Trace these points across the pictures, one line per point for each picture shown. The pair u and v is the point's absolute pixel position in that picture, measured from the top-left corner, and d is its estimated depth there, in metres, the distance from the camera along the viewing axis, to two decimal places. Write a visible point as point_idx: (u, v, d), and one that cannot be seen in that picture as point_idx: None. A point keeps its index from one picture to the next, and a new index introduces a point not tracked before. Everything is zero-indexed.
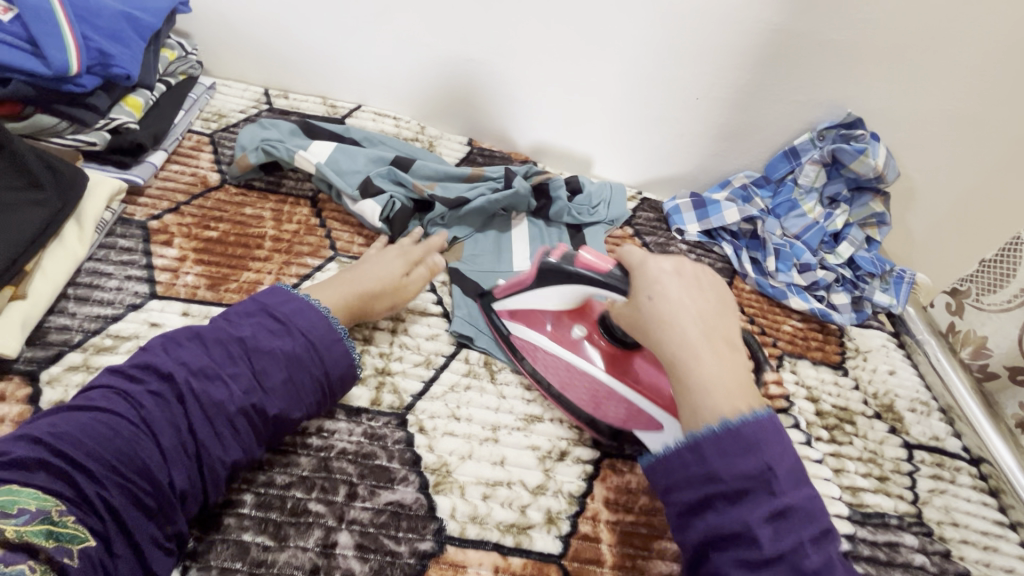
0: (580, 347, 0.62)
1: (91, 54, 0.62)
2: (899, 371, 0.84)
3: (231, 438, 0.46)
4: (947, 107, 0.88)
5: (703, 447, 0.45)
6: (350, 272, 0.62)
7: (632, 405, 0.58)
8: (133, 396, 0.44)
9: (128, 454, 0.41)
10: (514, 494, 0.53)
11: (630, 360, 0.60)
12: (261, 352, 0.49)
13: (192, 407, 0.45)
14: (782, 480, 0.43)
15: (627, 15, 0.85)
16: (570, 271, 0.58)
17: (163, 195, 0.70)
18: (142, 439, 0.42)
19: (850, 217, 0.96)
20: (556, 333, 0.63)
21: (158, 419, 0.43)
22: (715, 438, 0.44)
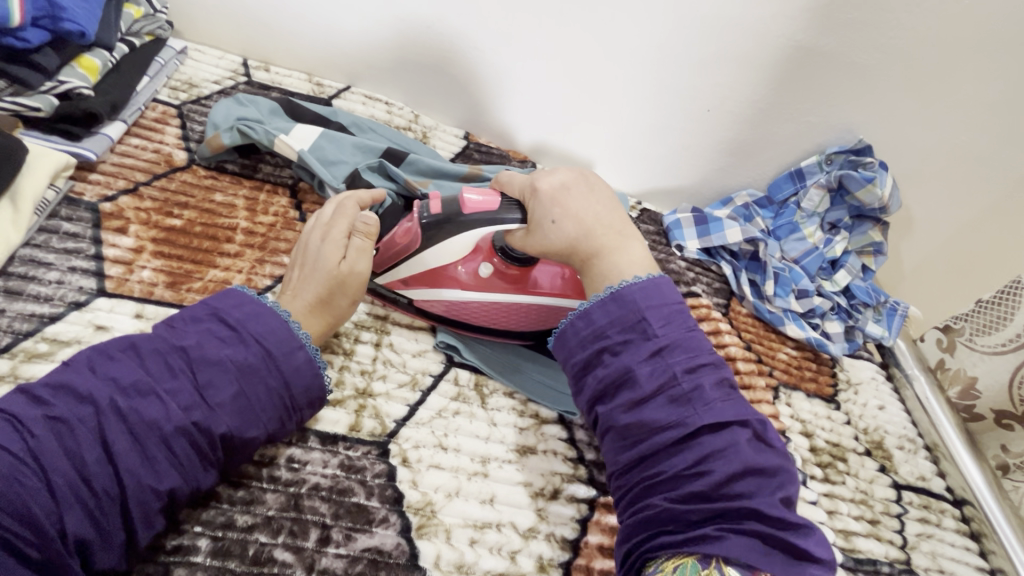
0: (489, 284, 0.59)
1: (38, 4, 0.53)
2: (889, 407, 0.83)
3: (168, 463, 0.39)
4: (955, 142, 0.86)
5: (604, 325, 0.49)
6: (295, 275, 0.53)
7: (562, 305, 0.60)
8: (24, 424, 0.36)
9: (7, 497, 0.33)
10: (503, 538, 0.49)
11: (525, 274, 0.60)
12: (206, 363, 0.42)
13: (115, 429, 0.37)
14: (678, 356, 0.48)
15: (643, 14, 0.79)
16: (461, 215, 0.56)
17: (120, 172, 0.62)
18: (28, 478, 0.34)
19: (849, 244, 0.94)
20: (461, 277, 0.59)
21: (53, 452, 0.35)
22: (602, 305, 0.50)
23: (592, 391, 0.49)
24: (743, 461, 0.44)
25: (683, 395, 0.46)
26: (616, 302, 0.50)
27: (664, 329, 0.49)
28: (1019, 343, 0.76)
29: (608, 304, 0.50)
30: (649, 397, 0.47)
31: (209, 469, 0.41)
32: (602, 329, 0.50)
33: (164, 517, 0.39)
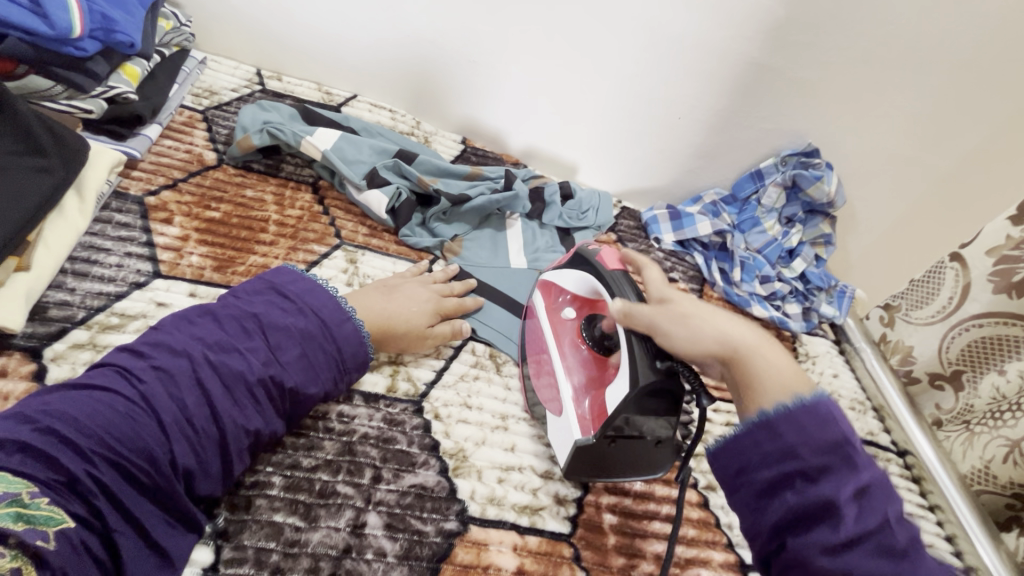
0: (565, 328, 0.62)
1: (94, 17, 0.59)
2: (841, 374, 0.95)
3: (253, 408, 0.45)
4: (888, 147, 0.99)
5: (796, 442, 0.40)
6: (391, 293, 0.61)
7: (590, 395, 0.56)
8: (133, 373, 0.42)
9: (127, 430, 0.39)
10: (525, 478, 0.56)
11: (606, 367, 0.58)
12: (276, 327, 0.49)
13: (209, 378, 0.44)
14: (813, 424, 0.41)
15: (622, 34, 0.90)
16: (591, 263, 0.60)
17: (159, 170, 0.67)
18: (141, 416, 0.40)
19: (804, 236, 1.06)
20: (555, 313, 0.64)
21: (159, 395, 0.42)
22: (791, 416, 0.41)
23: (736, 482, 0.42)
24: None
25: (891, 544, 0.36)
26: (740, 353, 0.47)
27: (800, 399, 0.42)
28: (944, 314, 0.89)
29: (722, 361, 0.46)
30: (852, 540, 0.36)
31: (280, 417, 0.48)
32: (735, 379, 0.45)
33: (248, 457, 0.45)
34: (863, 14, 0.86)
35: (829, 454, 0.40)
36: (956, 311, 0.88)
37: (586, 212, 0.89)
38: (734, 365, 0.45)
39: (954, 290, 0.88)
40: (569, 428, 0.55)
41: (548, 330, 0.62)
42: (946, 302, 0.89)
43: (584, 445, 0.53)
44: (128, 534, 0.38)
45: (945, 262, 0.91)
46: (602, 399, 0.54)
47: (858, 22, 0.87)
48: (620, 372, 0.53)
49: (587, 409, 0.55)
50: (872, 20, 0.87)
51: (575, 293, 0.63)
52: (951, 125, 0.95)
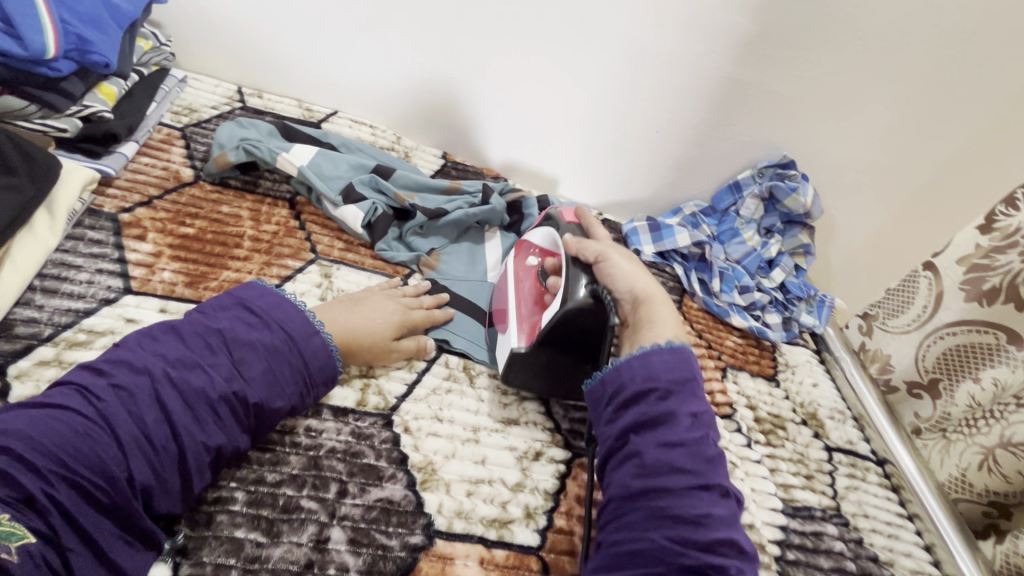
0: (526, 276, 0.70)
1: (69, 38, 0.60)
2: (821, 384, 0.95)
3: (214, 424, 0.46)
4: (862, 157, 1.01)
5: (658, 370, 0.54)
6: (355, 306, 0.61)
7: (532, 316, 0.65)
8: (91, 391, 0.42)
9: (83, 449, 0.39)
10: (494, 491, 0.56)
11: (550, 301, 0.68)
12: (240, 343, 0.49)
13: (170, 395, 0.44)
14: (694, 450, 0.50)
15: (598, 51, 0.92)
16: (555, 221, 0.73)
17: (134, 187, 0.68)
18: (98, 434, 0.41)
19: (782, 246, 1.07)
20: (521, 263, 0.72)
21: (118, 413, 0.42)
22: (661, 354, 0.55)
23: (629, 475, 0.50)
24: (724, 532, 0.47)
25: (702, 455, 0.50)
26: (670, 354, 0.55)
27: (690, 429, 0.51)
28: (919, 322, 0.90)
29: (634, 363, 0.55)
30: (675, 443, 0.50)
31: (244, 432, 0.48)
32: (648, 376, 0.54)
33: (210, 473, 0.45)
34: (832, 30, 0.88)
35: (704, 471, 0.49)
36: (931, 319, 0.89)
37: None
38: (651, 371, 0.54)
39: (928, 298, 0.89)
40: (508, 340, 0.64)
41: (512, 277, 0.71)
42: (921, 311, 0.90)
43: (515, 352, 0.62)
44: (82, 553, 0.38)
45: (918, 271, 0.91)
46: (538, 319, 0.64)
47: (826, 37, 0.89)
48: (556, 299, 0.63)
49: (526, 327, 0.64)
50: (839, 35, 0.89)
51: (541, 246, 0.73)
52: (922, 136, 0.97)
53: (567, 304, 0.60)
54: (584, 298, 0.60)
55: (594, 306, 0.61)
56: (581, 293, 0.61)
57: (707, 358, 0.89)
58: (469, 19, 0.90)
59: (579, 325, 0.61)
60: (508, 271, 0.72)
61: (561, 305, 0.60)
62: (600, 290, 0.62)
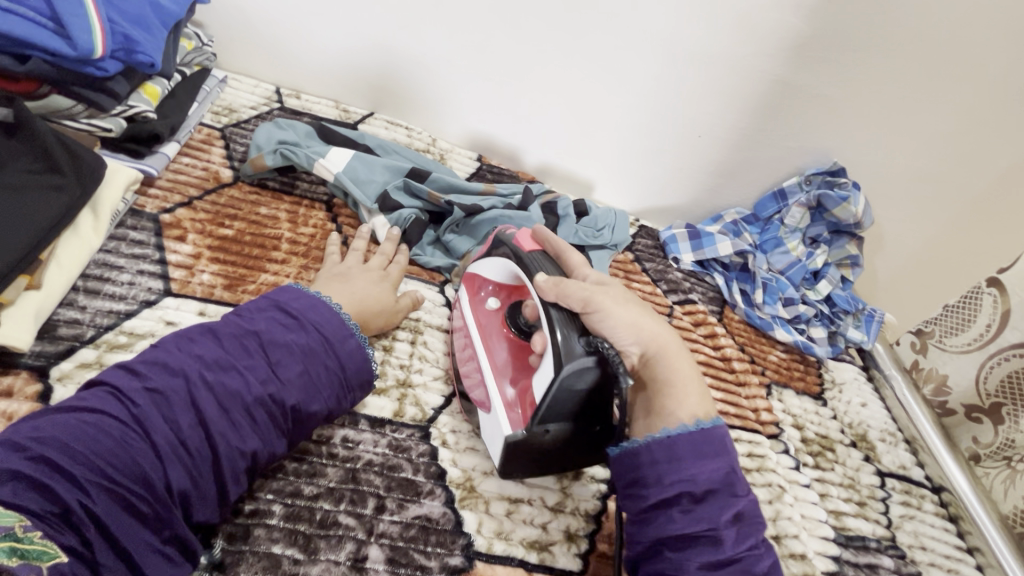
0: (490, 318, 0.61)
1: (116, 38, 0.60)
2: (870, 404, 0.90)
3: (249, 428, 0.44)
4: (917, 166, 0.96)
5: (693, 470, 0.47)
6: (347, 280, 0.61)
7: (515, 383, 0.55)
8: (127, 395, 0.41)
9: (119, 455, 0.38)
10: (535, 511, 0.54)
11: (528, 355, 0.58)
12: (276, 345, 0.48)
13: (205, 398, 0.43)
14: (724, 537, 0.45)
15: (640, 50, 0.89)
16: (512, 250, 0.58)
17: (175, 188, 0.68)
18: (134, 439, 0.40)
19: (828, 257, 1.02)
20: (476, 305, 0.63)
21: (154, 417, 0.41)
22: (688, 438, 0.48)
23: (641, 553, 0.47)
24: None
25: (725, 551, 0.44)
26: (701, 440, 0.48)
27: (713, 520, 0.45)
28: (981, 342, 0.85)
29: (659, 451, 0.48)
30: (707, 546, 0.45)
31: (280, 437, 0.47)
32: (673, 465, 0.47)
33: (244, 481, 0.44)
34: (892, 29, 0.83)
35: (726, 549, 0.44)
36: (994, 339, 0.83)
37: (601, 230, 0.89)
38: (678, 464, 0.47)
39: (992, 317, 0.84)
40: (498, 424, 0.52)
41: (478, 334, 0.59)
42: (983, 330, 0.85)
43: (514, 439, 0.50)
44: (115, 566, 0.37)
45: (981, 287, 0.86)
46: (530, 392, 0.52)
47: (886, 40, 0.84)
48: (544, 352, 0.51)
49: (517, 408, 0.52)
50: (901, 37, 0.84)
51: (497, 282, 0.63)
52: (985, 144, 0.92)
53: (563, 365, 0.48)
54: (583, 355, 0.48)
55: (596, 367, 0.49)
56: (579, 349, 0.49)
57: (750, 374, 0.85)
58: (509, 20, 0.88)
59: (584, 389, 0.48)
60: (478, 341, 0.59)
61: (555, 367, 0.48)
62: (597, 341, 0.50)
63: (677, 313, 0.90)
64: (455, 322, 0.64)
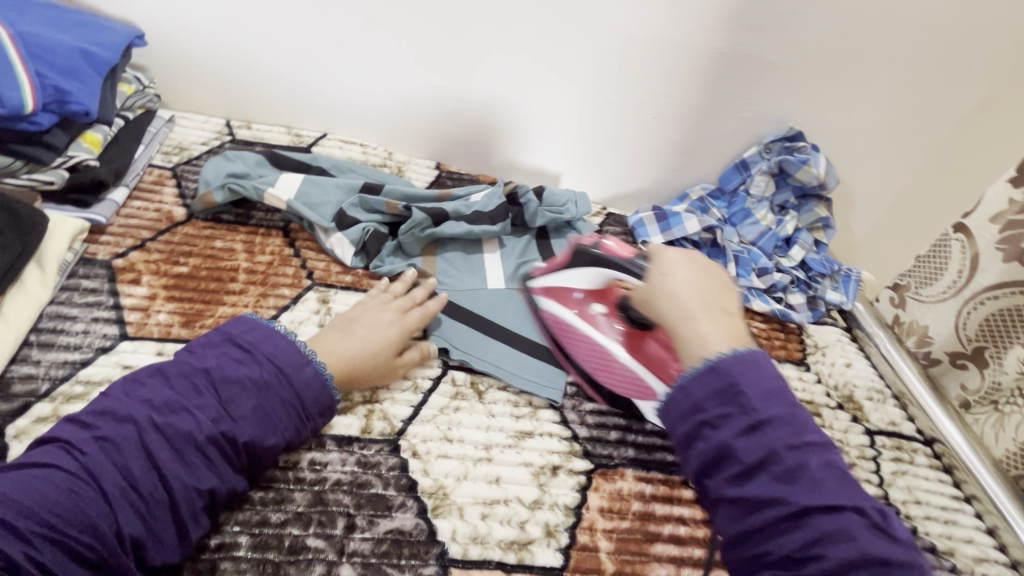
0: (599, 322, 0.69)
1: (48, 91, 0.61)
2: (855, 363, 0.90)
3: (205, 466, 0.45)
4: (873, 120, 0.96)
5: (702, 398, 0.47)
6: (347, 330, 0.59)
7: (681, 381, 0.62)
8: (76, 446, 0.42)
9: (68, 507, 0.39)
10: (512, 511, 0.54)
11: (645, 339, 0.67)
12: (227, 380, 0.48)
13: (156, 442, 0.43)
14: (783, 426, 0.45)
15: (586, 39, 0.89)
16: (597, 256, 0.67)
17: (127, 232, 0.68)
18: (82, 489, 0.40)
19: (799, 222, 1.02)
20: (579, 310, 0.70)
21: (102, 466, 0.41)
22: (698, 377, 0.48)
23: (698, 464, 0.46)
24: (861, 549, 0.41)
25: (788, 472, 0.43)
26: (711, 376, 0.47)
27: (763, 402, 0.46)
28: (955, 289, 0.84)
29: (675, 397, 0.49)
30: (751, 471, 0.44)
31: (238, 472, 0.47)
32: (690, 407, 0.47)
33: (203, 523, 0.44)
34: None
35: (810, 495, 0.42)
36: (967, 285, 0.82)
37: (566, 205, 0.86)
38: (693, 401, 0.47)
39: (962, 263, 0.83)
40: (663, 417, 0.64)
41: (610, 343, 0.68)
42: (955, 277, 0.84)
43: None
44: None
45: (949, 234, 0.85)
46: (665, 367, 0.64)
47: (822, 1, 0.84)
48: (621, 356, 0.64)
49: None
50: None
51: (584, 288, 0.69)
52: (939, 90, 0.91)
53: None
54: None
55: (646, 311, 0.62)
56: None
57: None
58: (449, 26, 0.88)
59: None
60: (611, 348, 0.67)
61: None
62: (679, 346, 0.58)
63: None
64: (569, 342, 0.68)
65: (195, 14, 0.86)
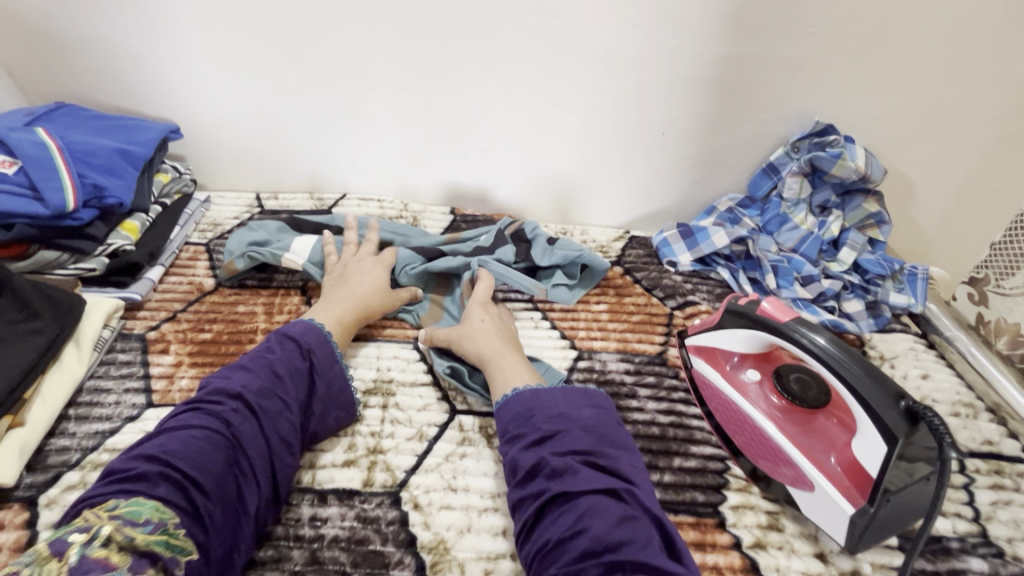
0: (752, 390, 0.63)
1: (87, 189, 0.69)
2: (934, 373, 0.78)
3: (287, 453, 0.52)
4: (917, 100, 0.85)
5: (515, 429, 0.54)
6: (344, 282, 0.72)
7: (832, 453, 0.56)
8: (203, 430, 0.48)
9: (210, 475, 0.46)
10: (516, 567, 0.50)
11: (810, 417, 0.60)
12: (268, 394, 0.53)
13: (245, 436, 0.49)
14: (572, 436, 0.52)
15: (578, 70, 0.84)
16: (753, 317, 0.61)
17: (161, 306, 0.74)
18: (231, 459, 0.48)
19: (845, 221, 0.92)
20: (729, 374, 0.65)
21: (229, 446, 0.48)
22: (513, 404, 0.57)
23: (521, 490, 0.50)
24: (617, 517, 0.45)
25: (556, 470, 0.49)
26: (515, 404, 0.57)
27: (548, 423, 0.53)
28: None
29: (523, 399, 0.56)
30: (534, 473, 0.50)
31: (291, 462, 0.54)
32: (537, 415, 0.54)
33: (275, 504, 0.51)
34: None
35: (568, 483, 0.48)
36: None
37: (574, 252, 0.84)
38: (532, 406, 0.56)
39: None
40: (833, 500, 0.53)
41: (747, 405, 0.62)
42: None
43: (857, 517, 0.51)
44: None
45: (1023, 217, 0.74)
46: (851, 455, 0.54)
47: None
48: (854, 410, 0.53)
49: (822, 470, 0.55)
50: None
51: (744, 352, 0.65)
52: (993, 57, 0.80)
53: (901, 447, 0.49)
54: (897, 420, 0.49)
55: (843, 356, 0.53)
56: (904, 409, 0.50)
57: None
58: (442, 77, 0.87)
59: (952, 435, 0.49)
60: (757, 415, 0.61)
61: (898, 450, 0.49)
62: (924, 409, 0.49)
63: (679, 318, 0.83)
64: (710, 399, 0.66)
65: (213, 104, 0.93)
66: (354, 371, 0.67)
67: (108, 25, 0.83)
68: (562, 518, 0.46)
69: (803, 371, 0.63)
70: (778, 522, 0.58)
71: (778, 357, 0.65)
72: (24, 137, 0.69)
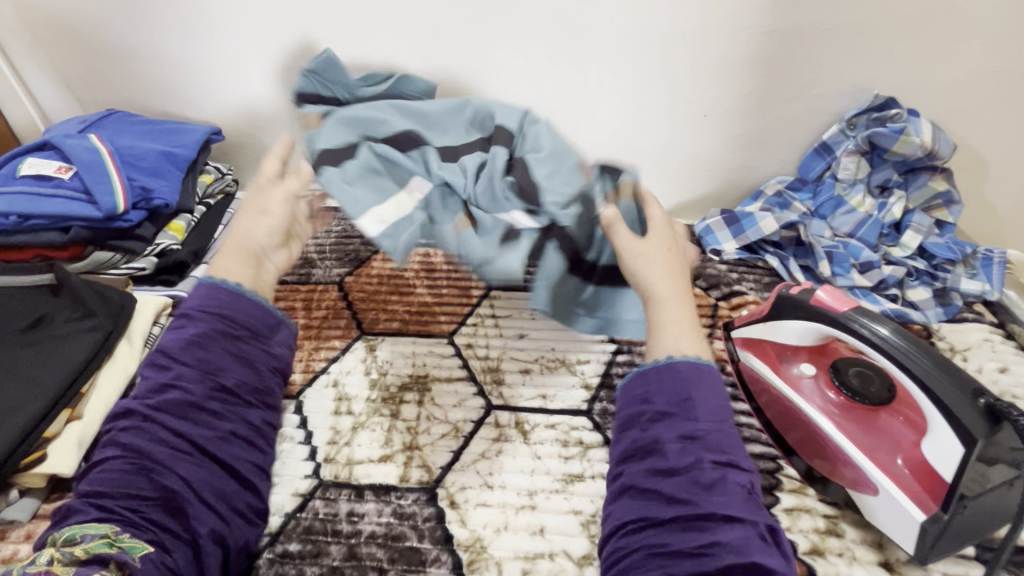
0: (807, 385, 0.59)
1: (135, 192, 0.72)
2: (1012, 367, 0.73)
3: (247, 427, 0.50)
4: (993, 67, 0.77)
5: (658, 401, 0.45)
6: None
7: (898, 453, 0.52)
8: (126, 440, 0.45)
9: (140, 479, 0.43)
10: (557, 567, 0.50)
11: (872, 415, 0.55)
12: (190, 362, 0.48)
13: (181, 425, 0.46)
14: (711, 439, 0.43)
15: (615, 52, 0.79)
16: (809, 308, 0.55)
17: None
18: (149, 467, 0.44)
19: (908, 202, 0.85)
20: (781, 367, 0.60)
21: (155, 445, 0.45)
22: (658, 373, 0.47)
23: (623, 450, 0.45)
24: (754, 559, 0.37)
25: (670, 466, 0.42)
26: (665, 375, 0.46)
27: (698, 416, 0.44)
28: None
29: (659, 372, 0.46)
30: (672, 469, 0.42)
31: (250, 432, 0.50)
32: (668, 399, 0.45)
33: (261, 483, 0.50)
34: None
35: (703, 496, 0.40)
36: None
37: None
38: (667, 388, 0.45)
39: None
40: (901, 507, 0.49)
41: (802, 401, 0.58)
42: None
43: (927, 524, 0.47)
44: None
45: None
46: (921, 456, 0.49)
47: None
48: (924, 409, 0.48)
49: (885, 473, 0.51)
50: None
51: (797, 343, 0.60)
52: None
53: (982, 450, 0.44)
54: (975, 421, 0.44)
55: (916, 348, 0.48)
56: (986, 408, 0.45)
57: None
58: (469, 63, 0.82)
59: None
60: (814, 413, 0.57)
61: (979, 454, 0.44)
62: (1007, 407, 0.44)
63: (724, 311, 0.80)
64: (760, 392, 0.62)
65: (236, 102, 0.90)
66: (391, 365, 0.66)
67: (137, 28, 0.83)
68: (695, 532, 0.39)
69: (864, 364, 0.58)
70: (836, 527, 0.54)
71: (835, 350, 0.60)
72: (76, 142, 0.72)
